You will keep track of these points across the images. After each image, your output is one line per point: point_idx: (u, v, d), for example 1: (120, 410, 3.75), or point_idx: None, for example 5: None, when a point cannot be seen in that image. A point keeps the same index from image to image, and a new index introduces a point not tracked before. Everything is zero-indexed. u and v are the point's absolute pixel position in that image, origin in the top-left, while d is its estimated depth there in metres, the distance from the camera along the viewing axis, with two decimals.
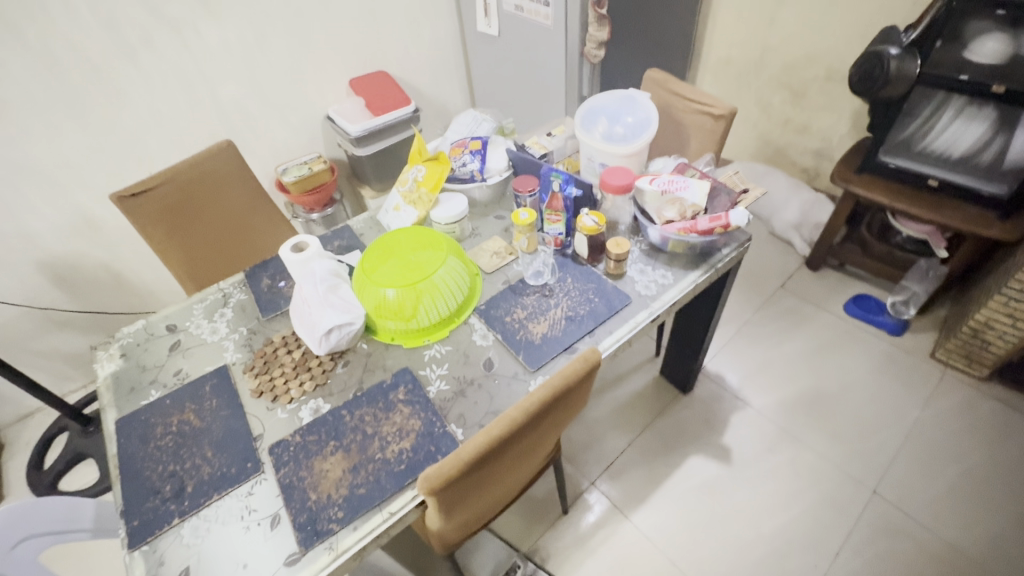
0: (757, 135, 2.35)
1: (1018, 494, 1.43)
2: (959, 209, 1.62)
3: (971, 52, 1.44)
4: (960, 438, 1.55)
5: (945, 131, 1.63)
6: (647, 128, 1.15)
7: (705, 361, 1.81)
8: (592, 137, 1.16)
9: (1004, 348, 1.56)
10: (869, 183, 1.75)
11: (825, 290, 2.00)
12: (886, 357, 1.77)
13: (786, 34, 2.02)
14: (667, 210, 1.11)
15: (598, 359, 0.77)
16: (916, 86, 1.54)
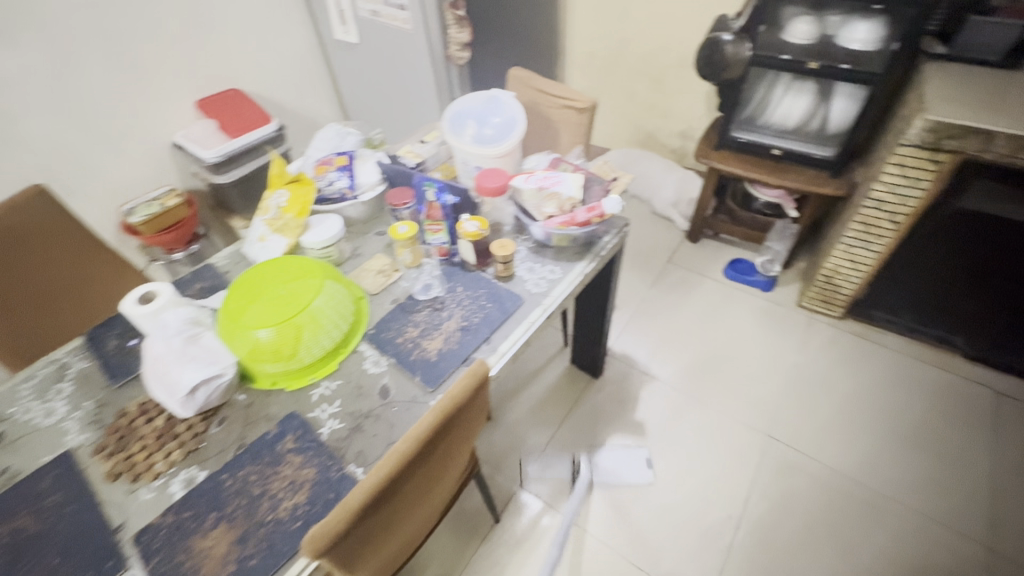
0: (627, 122, 2.49)
1: (880, 412, 1.65)
2: (801, 173, 1.83)
3: (789, 33, 1.62)
4: (830, 373, 1.76)
5: (779, 105, 1.83)
6: (516, 128, 1.15)
7: (611, 343, 1.88)
8: (462, 142, 1.14)
9: (852, 288, 1.79)
10: (727, 158, 1.92)
11: (705, 260, 2.17)
12: (763, 312, 1.96)
13: (637, 26, 2.15)
14: (546, 206, 1.12)
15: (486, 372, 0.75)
16: (750, 68, 1.71)
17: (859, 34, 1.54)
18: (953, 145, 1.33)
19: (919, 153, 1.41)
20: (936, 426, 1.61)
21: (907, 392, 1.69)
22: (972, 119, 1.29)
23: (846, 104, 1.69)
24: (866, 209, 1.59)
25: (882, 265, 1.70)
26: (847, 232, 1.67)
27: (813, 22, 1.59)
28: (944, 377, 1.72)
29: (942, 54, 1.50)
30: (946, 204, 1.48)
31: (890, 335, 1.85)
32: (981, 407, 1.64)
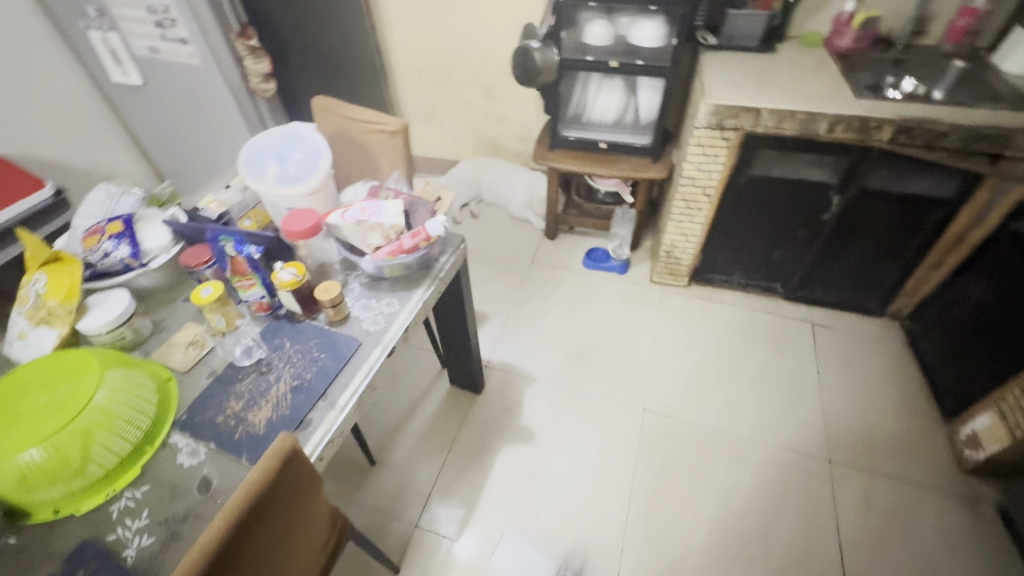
0: (469, 133, 2.51)
1: (729, 362, 1.84)
2: (627, 162, 1.97)
3: (589, 37, 1.75)
4: (685, 338, 1.92)
5: (596, 102, 1.95)
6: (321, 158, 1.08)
7: (487, 355, 1.88)
8: (264, 184, 1.04)
9: (689, 258, 1.98)
10: (561, 156, 2.01)
11: (565, 254, 2.27)
12: (622, 294, 2.09)
13: (455, 40, 2.17)
14: (372, 237, 1.07)
15: (296, 443, 0.69)
16: (562, 71, 1.80)
17: (646, 31, 1.69)
18: (734, 123, 1.52)
19: (711, 133, 1.58)
20: (774, 364, 1.83)
21: (748, 341, 1.91)
22: (743, 100, 1.48)
23: (650, 95, 1.86)
24: (682, 187, 1.76)
25: (707, 234, 1.90)
26: (673, 210, 1.85)
27: (606, 24, 1.73)
28: (774, 320, 1.97)
29: (716, 44, 1.72)
30: (742, 174, 1.68)
31: (728, 292, 2.08)
32: (804, 340, 1.91)
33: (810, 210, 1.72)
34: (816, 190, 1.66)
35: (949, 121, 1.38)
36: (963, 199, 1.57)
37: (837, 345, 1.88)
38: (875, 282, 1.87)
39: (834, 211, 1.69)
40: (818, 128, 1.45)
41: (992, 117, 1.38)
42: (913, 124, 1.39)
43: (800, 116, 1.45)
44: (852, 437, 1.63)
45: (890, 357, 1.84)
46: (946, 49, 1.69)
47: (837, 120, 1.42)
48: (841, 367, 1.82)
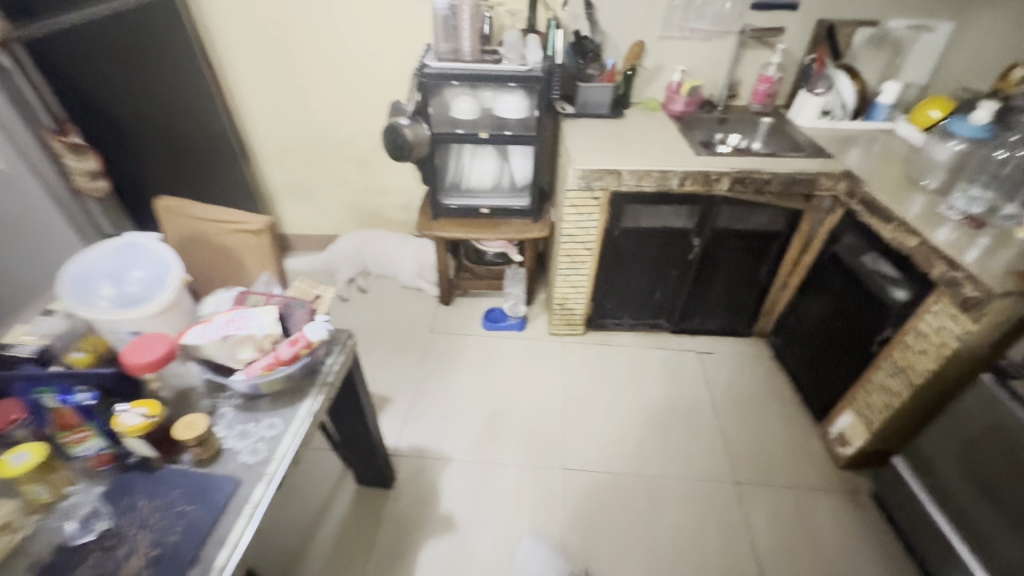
0: (347, 207, 2.43)
1: (633, 405, 1.92)
2: (510, 224, 2.02)
3: (456, 111, 1.80)
4: (590, 388, 1.98)
5: (472, 169, 2.00)
6: (162, 262, 0.96)
7: (395, 443, 1.75)
8: (104, 311, 0.89)
9: (581, 308, 2.07)
10: (445, 224, 2.01)
11: (463, 318, 2.24)
12: (526, 352, 2.10)
13: (320, 116, 2.12)
14: (242, 351, 0.95)
15: None
16: (435, 144, 1.84)
17: (510, 105, 1.78)
18: (601, 184, 1.64)
19: (582, 193, 1.68)
20: (673, 398, 1.95)
21: (647, 379, 2.01)
22: (605, 163, 1.61)
23: (522, 161, 1.95)
24: (565, 244, 1.85)
25: (594, 284, 2.00)
26: (560, 266, 1.93)
27: (471, 100, 1.79)
28: (665, 355, 2.11)
29: (573, 112, 1.88)
30: (615, 227, 1.81)
31: (621, 334, 2.19)
32: (694, 370, 2.06)
33: (677, 252, 1.90)
34: (679, 235, 1.84)
35: (770, 170, 1.63)
36: (792, 231, 1.84)
37: (721, 369, 2.06)
38: (740, 308, 2.10)
39: (697, 252, 1.88)
40: (671, 183, 1.63)
41: (800, 165, 1.66)
42: (744, 175, 1.62)
43: (655, 175, 1.61)
44: (749, 456, 1.77)
45: (764, 373, 2.05)
46: (755, 108, 1.99)
47: (685, 176, 1.61)
48: (728, 390, 1.99)
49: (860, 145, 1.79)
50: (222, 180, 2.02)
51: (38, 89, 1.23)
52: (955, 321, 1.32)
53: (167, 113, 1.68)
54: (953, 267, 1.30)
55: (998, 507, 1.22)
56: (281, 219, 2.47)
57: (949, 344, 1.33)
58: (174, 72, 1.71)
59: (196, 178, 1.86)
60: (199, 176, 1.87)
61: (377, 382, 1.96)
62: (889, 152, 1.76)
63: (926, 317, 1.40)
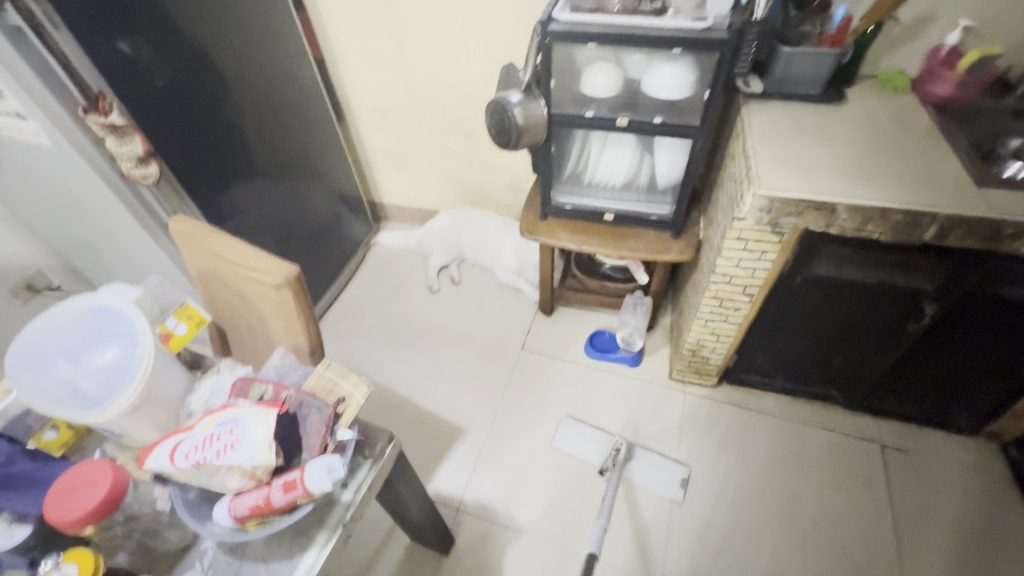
0: (447, 180, 2.08)
1: (773, 506, 1.42)
2: (639, 238, 1.51)
3: (588, 87, 1.30)
4: (714, 466, 1.50)
5: (600, 161, 1.50)
6: (130, 325, 0.72)
7: (460, 493, 1.49)
8: (89, 414, 0.65)
9: (719, 359, 1.55)
10: (554, 228, 1.57)
11: (563, 336, 1.83)
12: (634, 398, 1.65)
13: (423, 74, 1.75)
14: (228, 479, 0.67)
15: None
16: (553, 128, 1.36)
17: (667, 80, 1.22)
18: (794, 222, 1.06)
19: (758, 228, 1.15)
20: (837, 513, 1.40)
21: (798, 474, 1.47)
22: (807, 192, 1.02)
23: (670, 157, 1.41)
24: (714, 284, 1.33)
25: (744, 334, 1.46)
26: (701, 309, 1.42)
27: (610, 71, 1.26)
28: (830, 440, 1.53)
29: (761, 92, 1.26)
30: (797, 274, 1.24)
31: (770, 396, 1.63)
32: (874, 472, 1.46)
33: (890, 317, 1.26)
34: (902, 296, 1.21)
35: None
36: None
37: (917, 481, 1.44)
38: (969, 399, 1.41)
39: (926, 321, 1.23)
40: (921, 234, 1.01)
41: None
42: None
43: (894, 217, 1.00)
44: None
45: (989, 504, 1.39)
46: None
47: (951, 224, 0.97)
48: (925, 519, 1.38)
49: None
50: (313, 148, 1.78)
51: (65, 48, 1.02)
52: None
53: (246, 75, 1.43)
54: None
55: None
56: (378, 186, 2.21)
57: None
58: (257, 23, 1.44)
59: (281, 149, 1.62)
60: (284, 145, 1.63)
61: (452, 404, 1.69)
62: None
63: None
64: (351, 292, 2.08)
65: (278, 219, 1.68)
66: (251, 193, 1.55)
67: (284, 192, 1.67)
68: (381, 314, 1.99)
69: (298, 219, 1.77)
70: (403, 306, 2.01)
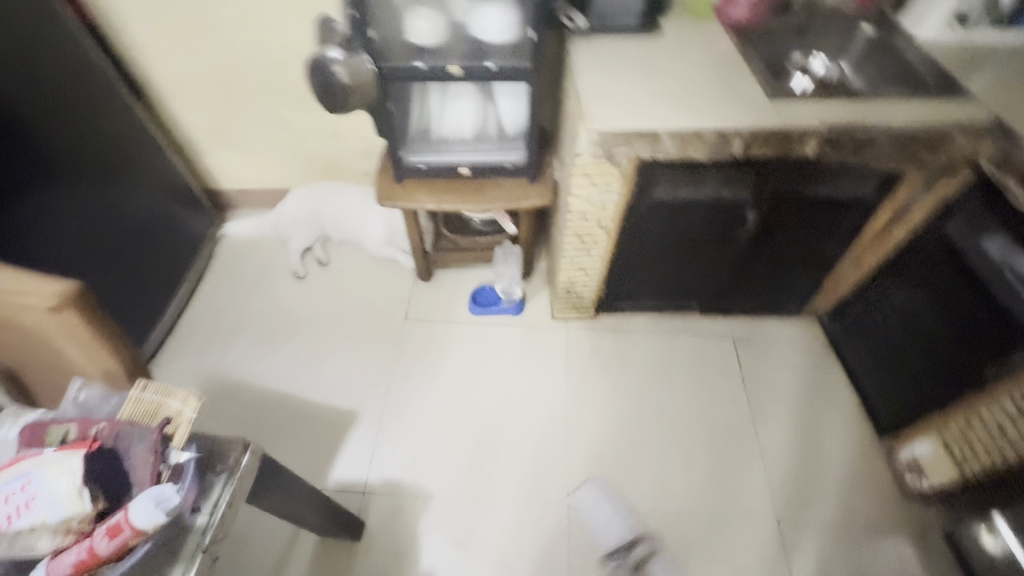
0: (292, 154, 1.89)
1: (655, 412, 1.58)
2: (499, 188, 1.51)
3: (412, 35, 1.22)
4: (602, 390, 1.61)
5: (445, 111, 1.45)
6: None
7: (364, 475, 1.45)
8: None
9: (591, 292, 1.64)
10: (412, 190, 1.50)
11: (446, 299, 1.81)
12: (522, 344, 1.70)
13: (235, 35, 1.53)
14: (37, 541, 0.57)
15: None
16: (386, 84, 1.27)
17: (492, 21, 1.20)
18: (626, 153, 1.11)
19: (599, 162, 1.19)
20: (705, 406, 1.59)
21: (672, 380, 1.64)
22: (632, 121, 1.07)
23: (511, 101, 1.41)
24: (571, 223, 1.37)
25: (608, 265, 1.55)
26: (565, 248, 1.47)
27: (434, 16, 1.21)
28: (693, 344, 1.72)
29: (586, 27, 1.28)
30: (642, 201, 1.32)
31: (641, 317, 1.77)
32: (730, 364, 1.67)
33: (723, 228, 1.41)
34: (729, 207, 1.35)
35: (881, 124, 1.09)
36: (882, 197, 1.35)
37: (763, 363, 1.68)
38: (793, 287, 1.65)
39: (751, 226, 1.39)
40: (730, 150, 1.11)
41: (920, 112, 1.11)
42: (839, 134, 1.09)
43: (708, 137, 1.08)
44: (796, 480, 1.46)
45: (816, 369, 1.67)
46: (848, 11, 1.39)
47: (752, 137, 1.08)
48: (772, 393, 1.62)
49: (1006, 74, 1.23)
50: (116, 137, 1.50)
51: None
52: None
53: None
54: None
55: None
56: (211, 172, 1.95)
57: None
58: None
59: (71, 142, 1.35)
60: (71, 135, 1.36)
61: (341, 390, 1.61)
62: None
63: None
64: (205, 295, 1.86)
65: (89, 226, 1.42)
66: (37, 197, 1.28)
67: (85, 192, 1.40)
68: (245, 312, 1.81)
69: (116, 223, 1.51)
70: (269, 299, 1.84)
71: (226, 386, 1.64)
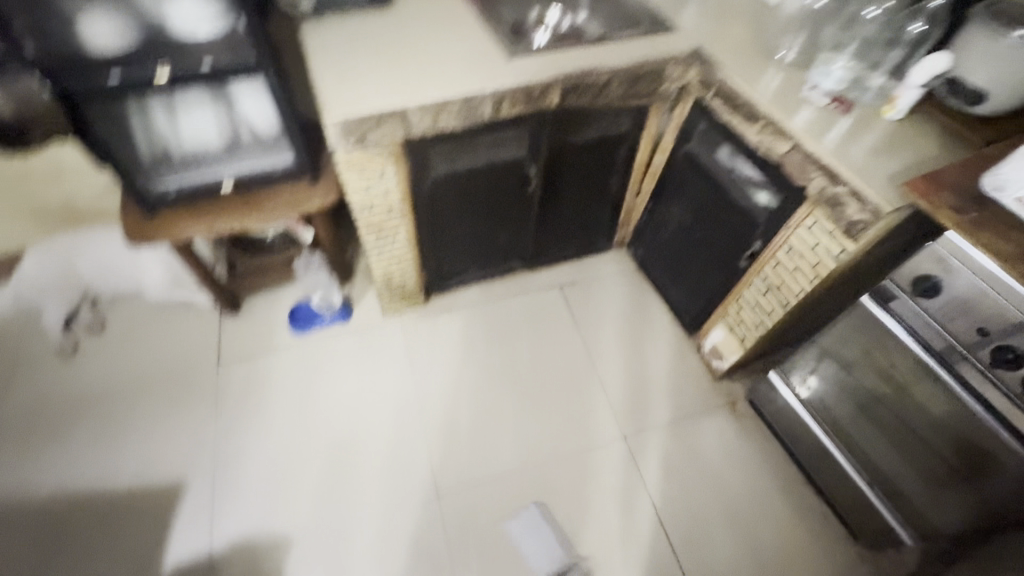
0: (8, 208, 1.51)
1: (502, 376, 1.62)
2: (276, 197, 1.38)
3: (93, 40, 1.02)
4: (449, 371, 1.61)
5: (178, 126, 1.24)
6: None
7: (206, 547, 1.29)
8: None
9: (412, 279, 1.60)
10: (172, 220, 1.32)
11: (262, 327, 1.64)
12: (358, 351, 1.62)
13: None
14: None
15: None
16: (83, 104, 1.07)
17: (192, 13, 1.03)
18: (380, 136, 1.06)
19: (360, 150, 1.13)
20: (546, 355, 1.68)
21: (512, 341, 1.70)
22: (375, 103, 1.03)
23: (256, 100, 1.22)
24: (361, 217, 1.31)
25: (419, 249, 1.52)
26: (366, 244, 1.40)
27: (114, 15, 1.00)
28: (525, 301, 1.79)
29: (314, 8, 1.20)
30: (424, 180, 1.30)
31: (472, 289, 1.79)
32: (561, 309, 1.78)
33: (514, 188, 1.46)
34: (511, 167, 1.39)
35: (608, 68, 1.19)
36: (637, 130, 1.49)
37: (589, 300, 1.82)
38: (595, 225, 1.79)
39: (536, 181, 1.45)
40: (483, 114, 1.12)
41: (638, 51, 1.23)
42: (576, 82, 1.16)
43: (457, 105, 1.08)
44: (634, 396, 1.62)
45: (631, 293, 1.85)
46: None
47: (499, 98, 1.11)
48: (600, 326, 1.76)
49: (702, 4, 1.42)
50: None
51: None
52: (833, 237, 1.14)
53: None
54: (834, 180, 1.07)
55: (897, 423, 1.16)
56: None
57: (854, 253, 1.10)
58: None
59: None
60: None
61: (157, 465, 1.39)
62: (725, 6, 1.41)
63: (893, 315, 1.06)
64: None
65: None
66: None
67: None
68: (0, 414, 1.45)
69: None
70: (30, 390, 1.49)
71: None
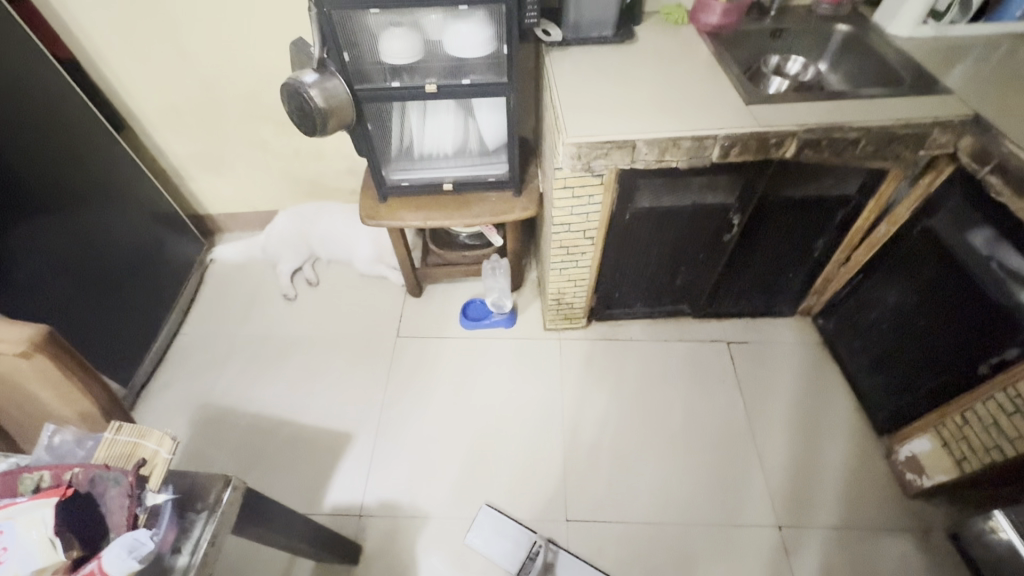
0: (277, 177, 1.89)
1: (650, 420, 1.57)
2: (483, 203, 1.50)
3: (388, 55, 1.20)
4: (596, 400, 1.60)
5: (424, 129, 1.43)
6: None
7: (360, 498, 1.44)
8: None
9: (582, 302, 1.63)
10: (396, 208, 1.50)
11: (437, 314, 1.81)
12: (515, 357, 1.70)
13: (216, 62, 1.55)
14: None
15: None
16: (363, 105, 1.27)
17: (469, 38, 1.18)
18: (604, 164, 1.11)
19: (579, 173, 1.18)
20: (700, 411, 1.58)
21: (665, 386, 1.63)
22: (609, 133, 1.07)
23: (492, 114, 1.39)
24: (557, 236, 1.37)
25: (596, 275, 1.55)
26: (553, 261, 1.46)
27: (410, 36, 1.19)
28: (687, 349, 1.71)
29: (561, 39, 1.29)
30: (625, 211, 1.32)
31: (634, 323, 1.77)
32: (725, 367, 1.67)
33: (709, 233, 1.41)
34: (714, 212, 1.35)
35: (861, 124, 1.08)
36: (865, 195, 1.35)
37: (759, 365, 1.67)
38: (783, 286, 1.65)
39: (736, 230, 1.39)
40: (709, 156, 1.10)
41: (901, 110, 1.10)
42: (820, 136, 1.08)
43: (686, 144, 1.08)
44: (796, 484, 1.44)
45: (811, 370, 1.66)
46: (823, 11, 1.40)
47: (731, 143, 1.08)
48: (768, 396, 1.61)
49: (981, 66, 1.24)
50: (97, 166, 1.50)
51: None
52: None
53: None
54: None
55: None
56: (197, 198, 1.95)
57: None
58: None
59: (59, 176, 1.37)
60: (59, 170, 1.37)
61: (335, 414, 1.60)
62: (1016, 70, 1.21)
63: None
64: (195, 323, 1.85)
65: (74, 256, 1.41)
66: (29, 231, 1.29)
67: (70, 226, 1.40)
68: (236, 337, 1.80)
69: (101, 252, 1.50)
70: (259, 324, 1.83)
71: (218, 413, 1.63)
